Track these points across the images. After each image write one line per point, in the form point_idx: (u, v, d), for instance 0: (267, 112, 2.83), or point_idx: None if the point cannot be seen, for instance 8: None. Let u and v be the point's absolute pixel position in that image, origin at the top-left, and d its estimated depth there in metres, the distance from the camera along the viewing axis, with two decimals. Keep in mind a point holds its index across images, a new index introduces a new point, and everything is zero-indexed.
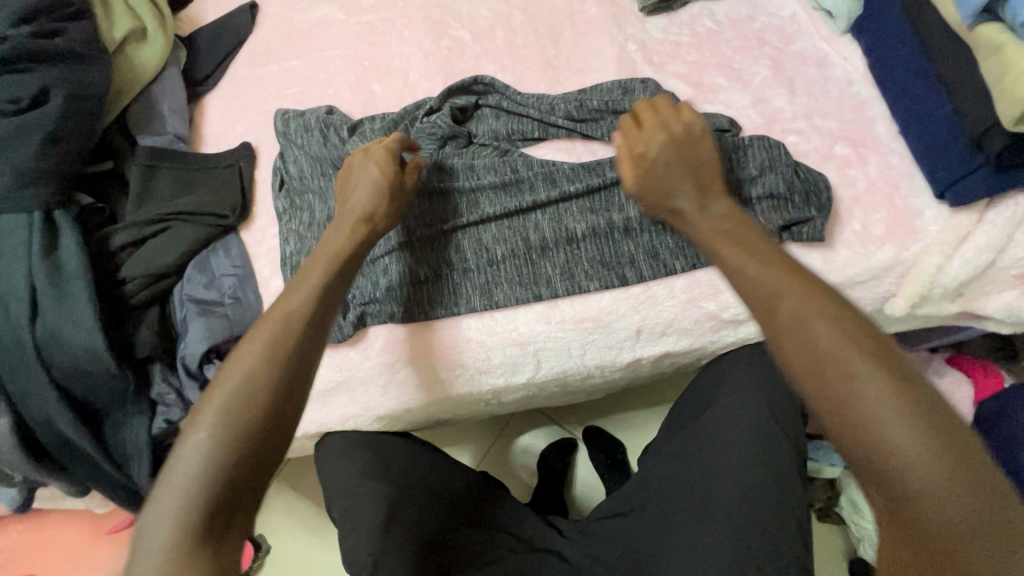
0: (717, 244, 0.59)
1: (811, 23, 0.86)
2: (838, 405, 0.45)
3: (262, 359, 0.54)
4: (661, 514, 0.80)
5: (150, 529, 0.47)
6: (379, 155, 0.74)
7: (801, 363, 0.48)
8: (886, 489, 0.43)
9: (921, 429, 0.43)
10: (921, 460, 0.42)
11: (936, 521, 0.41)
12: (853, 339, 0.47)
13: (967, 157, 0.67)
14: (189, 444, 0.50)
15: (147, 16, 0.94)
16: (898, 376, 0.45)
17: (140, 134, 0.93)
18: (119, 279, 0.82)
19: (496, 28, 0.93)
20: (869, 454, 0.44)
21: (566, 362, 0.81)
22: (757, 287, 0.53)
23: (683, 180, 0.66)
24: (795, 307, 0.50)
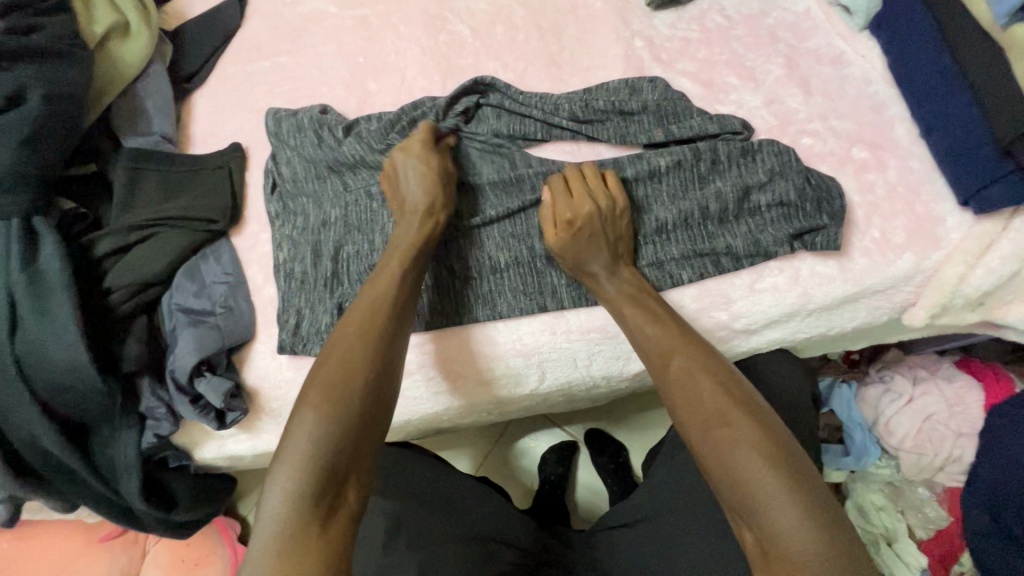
0: (621, 306, 0.67)
1: (826, 19, 0.83)
2: (716, 449, 0.55)
3: (362, 347, 0.63)
4: (668, 528, 0.79)
5: (271, 498, 0.55)
6: (417, 146, 0.75)
7: (688, 413, 0.59)
8: (755, 523, 0.52)
9: (777, 467, 0.52)
10: (777, 495, 0.51)
11: (789, 553, 0.49)
12: (727, 395, 0.58)
13: (994, 163, 0.64)
14: (306, 420, 0.58)
15: (130, 11, 0.89)
16: (762, 427, 0.55)
17: (125, 134, 0.89)
18: (104, 288, 0.78)
19: (497, 23, 0.90)
20: (735, 490, 0.53)
21: (571, 373, 0.78)
22: (654, 347, 0.64)
23: (597, 250, 0.69)
24: (683, 363, 0.61)
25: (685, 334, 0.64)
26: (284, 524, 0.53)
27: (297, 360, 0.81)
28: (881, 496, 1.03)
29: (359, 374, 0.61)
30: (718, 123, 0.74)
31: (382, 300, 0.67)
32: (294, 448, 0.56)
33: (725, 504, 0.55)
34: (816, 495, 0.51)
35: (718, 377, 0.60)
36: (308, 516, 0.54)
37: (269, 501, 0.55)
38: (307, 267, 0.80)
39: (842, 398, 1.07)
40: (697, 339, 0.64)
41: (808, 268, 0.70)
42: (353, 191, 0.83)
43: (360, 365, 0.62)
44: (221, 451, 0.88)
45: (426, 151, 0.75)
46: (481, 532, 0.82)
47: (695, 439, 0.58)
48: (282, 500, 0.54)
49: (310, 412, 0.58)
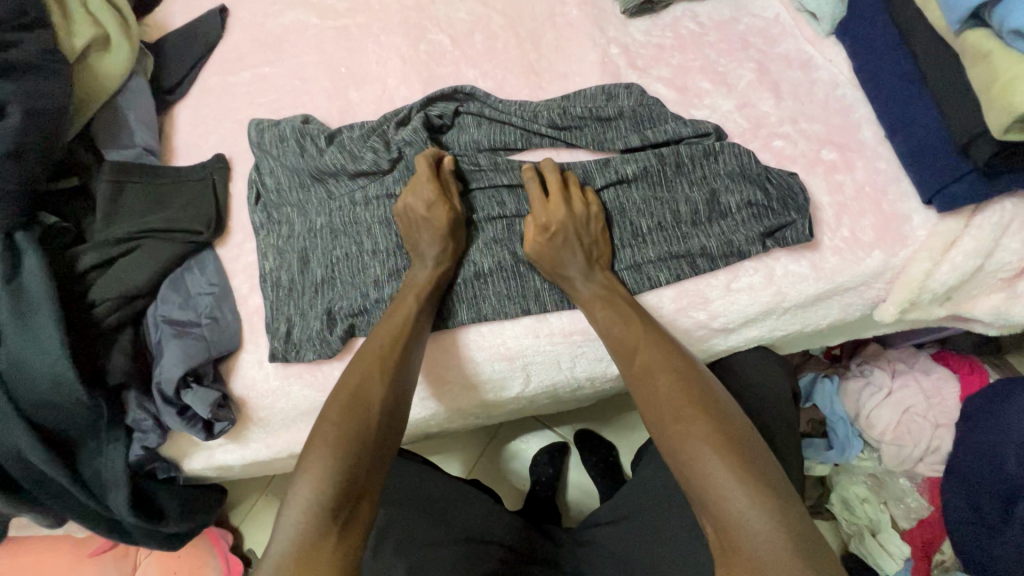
0: (591, 304, 0.69)
1: (795, 24, 0.85)
2: (675, 445, 0.57)
3: (374, 368, 0.66)
4: (652, 525, 0.79)
5: (288, 508, 0.57)
6: (427, 189, 0.74)
7: (651, 410, 0.61)
8: (715, 518, 0.53)
9: (732, 461, 0.54)
10: (732, 490, 0.53)
11: (742, 545, 0.51)
12: (684, 392, 0.60)
13: (955, 163, 0.66)
14: (324, 436, 0.60)
15: (109, 24, 0.89)
16: (720, 424, 0.57)
17: (106, 148, 0.89)
18: (88, 301, 0.78)
19: (475, 32, 0.91)
20: (694, 485, 0.55)
21: (555, 375, 0.80)
22: (622, 341, 0.66)
23: (568, 254, 0.70)
24: (646, 360, 0.64)
25: (651, 332, 0.66)
26: (297, 538, 0.54)
27: (282, 370, 0.81)
28: (864, 487, 1.05)
29: (373, 400, 0.64)
30: (691, 126, 0.76)
31: (401, 328, 0.69)
32: (315, 463, 0.58)
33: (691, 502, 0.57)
34: (774, 493, 0.53)
35: (682, 375, 0.62)
36: (325, 528, 0.55)
37: (288, 514, 0.56)
38: (294, 275, 0.82)
39: (824, 393, 1.08)
40: (665, 336, 0.66)
41: (782, 267, 0.72)
42: (337, 199, 0.84)
43: (377, 394, 0.64)
44: (210, 462, 0.89)
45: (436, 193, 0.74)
46: (473, 534, 0.83)
47: (658, 436, 0.60)
48: (301, 506, 0.56)
49: (331, 429, 0.61)
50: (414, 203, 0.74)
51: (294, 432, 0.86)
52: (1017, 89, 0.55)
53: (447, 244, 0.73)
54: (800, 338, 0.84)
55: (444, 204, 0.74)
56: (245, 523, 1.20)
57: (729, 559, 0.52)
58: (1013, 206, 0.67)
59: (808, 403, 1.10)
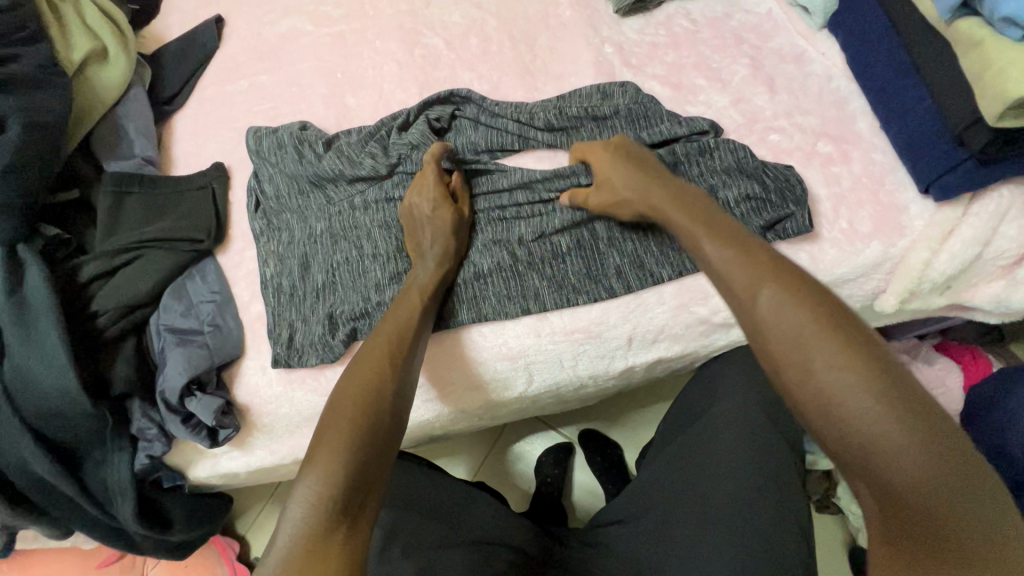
0: (693, 230, 0.59)
1: (787, 19, 0.85)
2: (823, 398, 0.46)
3: (383, 363, 0.66)
4: (659, 525, 0.78)
5: (296, 503, 0.55)
6: (434, 190, 0.75)
7: (784, 355, 0.49)
8: (876, 482, 0.44)
9: (900, 414, 0.44)
10: (910, 457, 0.43)
11: (911, 509, 0.43)
12: (829, 330, 0.47)
13: (950, 153, 0.66)
14: (336, 430, 0.60)
15: (107, 37, 0.90)
16: (878, 365, 0.46)
17: (106, 159, 0.90)
18: (90, 311, 0.78)
19: (470, 35, 0.91)
20: (854, 452, 0.44)
21: (558, 374, 0.80)
22: (737, 278, 0.53)
23: (647, 185, 0.67)
24: (772, 294, 0.50)
25: (771, 265, 0.53)
26: (306, 531, 0.53)
27: (285, 376, 0.82)
28: None
29: (385, 395, 0.64)
30: (687, 125, 0.76)
31: (408, 324, 0.70)
32: (327, 456, 0.57)
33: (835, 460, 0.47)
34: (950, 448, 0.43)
35: (823, 308, 0.49)
36: (335, 523, 0.54)
37: (292, 509, 0.55)
38: (295, 280, 0.83)
39: None
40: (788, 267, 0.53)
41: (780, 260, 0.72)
42: (336, 204, 0.84)
43: (386, 389, 0.64)
44: (215, 469, 0.89)
45: (442, 196, 0.75)
46: (480, 536, 0.83)
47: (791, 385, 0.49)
48: (307, 499, 0.54)
49: (344, 422, 0.60)
50: (420, 204, 0.76)
51: (298, 438, 0.86)
52: (1009, 76, 0.55)
53: (450, 246, 0.74)
54: None
55: (450, 207, 0.75)
56: (252, 532, 1.19)
57: (891, 519, 0.44)
58: (1009, 194, 0.67)
59: None
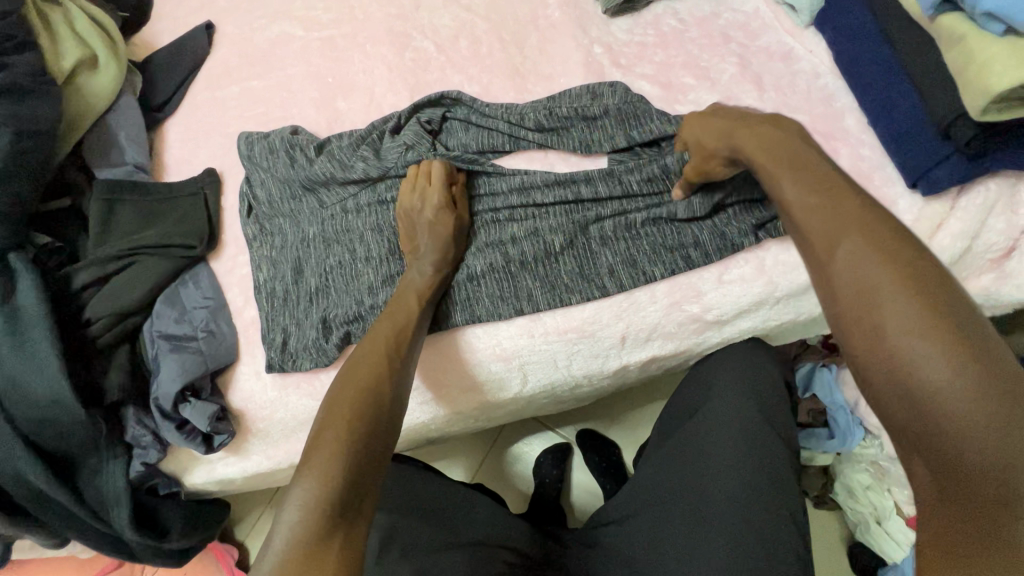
0: (776, 172, 0.57)
1: (774, 17, 0.85)
2: (889, 358, 0.45)
3: (380, 365, 0.66)
4: (656, 523, 0.77)
5: (291, 506, 0.55)
6: (436, 194, 0.75)
7: (854, 311, 0.48)
8: (931, 451, 0.43)
9: (969, 384, 0.42)
10: (968, 427, 0.42)
11: (968, 482, 0.42)
12: (908, 291, 0.46)
13: (936, 148, 0.67)
14: (333, 432, 0.59)
15: (96, 44, 0.90)
16: (955, 332, 0.44)
17: (97, 166, 0.90)
18: (83, 319, 0.78)
19: (460, 37, 0.92)
20: (910, 414, 0.44)
21: (552, 375, 0.80)
22: (815, 231, 0.52)
23: (738, 132, 0.63)
24: (850, 250, 0.49)
25: (854, 215, 0.51)
26: (302, 533, 0.53)
27: (279, 381, 0.82)
28: (868, 476, 1.05)
29: (383, 397, 0.64)
30: (676, 124, 0.76)
31: (404, 327, 0.70)
32: (323, 458, 0.57)
33: (889, 425, 0.47)
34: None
35: (908, 267, 0.47)
36: (331, 526, 0.54)
37: (287, 512, 0.55)
38: (288, 285, 0.83)
39: (822, 382, 1.08)
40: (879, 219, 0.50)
41: (771, 257, 0.73)
42: (329, 207, 0.84)
43: (384, 392, 0.64)
44: (212, 476, 0.88)
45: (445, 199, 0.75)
46: (478, 537, 0.83)
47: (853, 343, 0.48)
48: (303, 502, 0.54)
49: (341, 425, 0.60)
50: (420, 207, 0.76)
51: (293, 443, 0.86)
52: (992, 70, 0.55)
53: (447, 248, 0.75)
54: (795, 327, 0.84)
55: (451, 212, 0.75)
56: (251, 538, 1.19)
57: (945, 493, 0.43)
58: (996, 187, 0.68)
59: (807, 393, 1.10)
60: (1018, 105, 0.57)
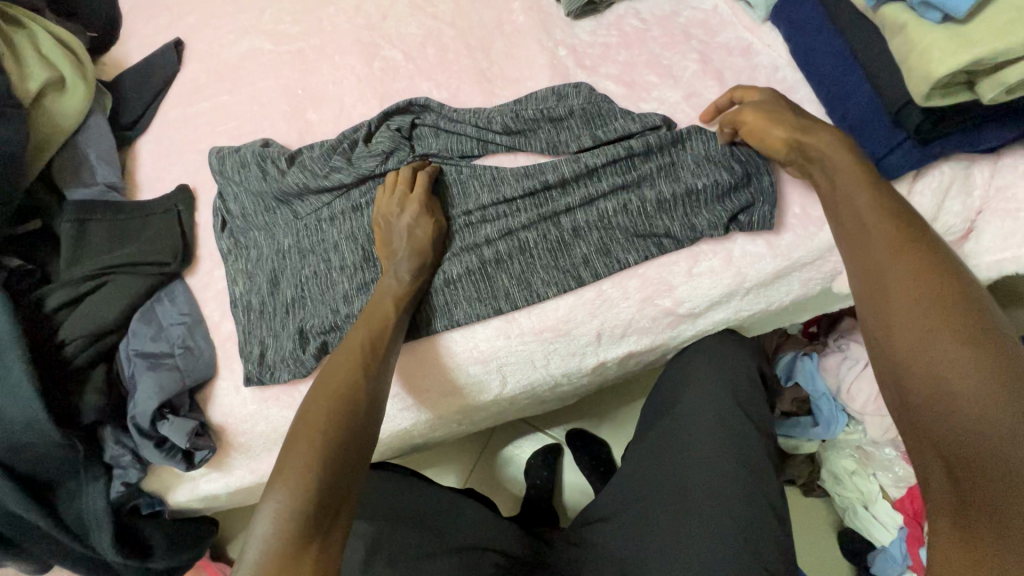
0: (838, 184, 0.64)
1: (732, 13, 0.87)
2: (927, 365, 0.52)
3: (355, 372, 0.66)
4: (640, 518, 0.77)
5: (264, 516, 0.56)
6: (415, 204, 0.75)
7: (903, 322, 0.55)
8: (953, 451, 0.49)
9: (999, 397, 0.48)
10: (997, 434, 0.47)
11: (987, 478, 0.46)
12: (947, 309, 0.53)
13: (889, 134, 0.68)
14: (306, 444, 0.59)
15: (63, 65, 0.90)
16: (991, 348, 0.51)
17: (68, 188, 0.89)
18: (58, 341, 0.78)
19: (427, 45, 0.92)
20: (942, 417, 0.50)
21: (531, 374, 0.80)
22: (876, 244, 0.59)
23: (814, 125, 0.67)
24: (900, 269, 0.57)
25: (913, 243, 0.58)
26: (278, 544, 0.53)
27: (259, 394, 0.81)
28: (852, 461, 1.06)
29: (360, 403, 0.64)
30: (640, 122, 0.77)
31: (379, 333, 0.70)
32: (297, 469, 0.57)
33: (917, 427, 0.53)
34: None
35: (952, 291, 0.54)
36: (305, 536, 0.54)
37: (262, 522, 0.55)
38: (264, 296, 0.83)
39: (805, 372, 1.07)
40: (938, 250, 0.57)
41: (739, 248, 0.75)
42: (303, 218, 0.84)
43: (359, 399, 0.64)
44: (195, 493, 0.88)
45: (422, 206, 0.76)
46: (465, 541, 0.83)
47: (894, 348, 0.55)
48: (276, 511, 0.55)
49: (315, 435, 0.60)
50: (398, 213, 0.76)
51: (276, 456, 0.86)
52: (932, 57, 0.56)
53: (423, 250, 0.75)
54: (768, 318, 0.85)
55: (431, 219, 0.76)
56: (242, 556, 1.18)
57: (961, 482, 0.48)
58: (950, 170, 0.70)
59: (790, 382, 1.09)
60: (960, 90, 0.59)
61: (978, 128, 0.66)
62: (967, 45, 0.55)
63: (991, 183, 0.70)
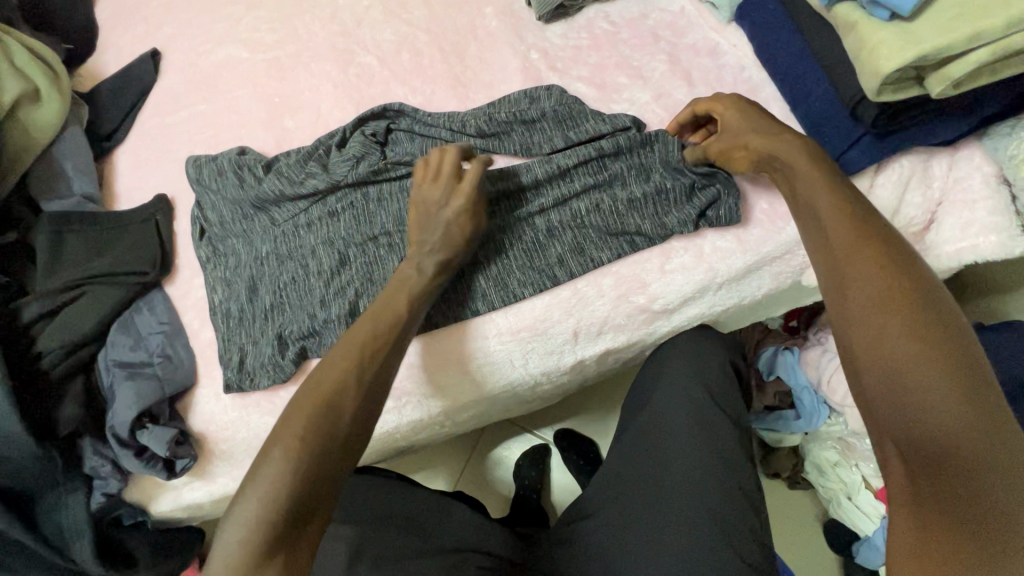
0: (802, 179, 0.64)
1: (699, 15, 0.89)
2: (885, 362, 0.52)
3: (344, 377, 0.64)
4: (620, 514, 0.78)
5: (235, 522, 0.56)
6: (461, 198, 0.72)
7: (863, 318, 0.55)
8: (911, 447, 0.50)
9: (952, 392, 0.49)
10: (947, 431, 0.48)
11: (939, 475, 0.48)
12: (905, 304, 0.54)
13: (849, 130, 0.70)
14: (281, 452, 0.58)
15: (37, 77, 0.89)
16: (945, 343, 0.51)
17: (44, 199, 0.89)
18: (35, 353, 0.77)
19: (402, 51, 0.93)
20: (901, 414, 0.51)
21: (511, 374, 0.81)
22: (836, 242, 0.59)
23: (786, 140, 0.66)
24: (859, 266, 0.57)
25: (871, 240, 0.58)
26: (246, 551, 0.54)
27: (239, 401, 0.82)
28: (835, 453, 1.05)
29: (345, 409, 0.62)
30: (610, 123, 0.79)
31: (371, 336, 0.67)
32: (269, 477, 0.57)
33: (878, 424, 0.53)
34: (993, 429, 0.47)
35: (909, 287, 0.54)
36: (272, 545, 0.55)
37: (229, 531, 0.56)
38: (243, 303, 0.83)
39: (786, 365, 1.09)
40: (897, 247, 0.57)
41: (709, 244, 0.76)
42: (280, 225, 0.85)
43: (344, 407, 0.62)
44: (178, 502, 0.87)
45: (465, 203, 0.72)
46: (451, 543, 0.84)
47: (853, 345, 0.55)
48: (244, 522, 0.55)
49: (291, 442, 0.59)
50: (439, 203, 0.73)
51: None
52: (881, 54, 0.58)
53: (457, 248, 0.72)
54: (741, 313, 0.87)
55: (472, 217, 0.73)
56: None
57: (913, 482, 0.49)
58: (909, 163, 0.72)
59: (771, 376, 1.11)
60: (911, 85, 0.61)
61: (933, 122, 0.68)
62: (913, 42, 0.57)
63: (948, 175, 0.73)
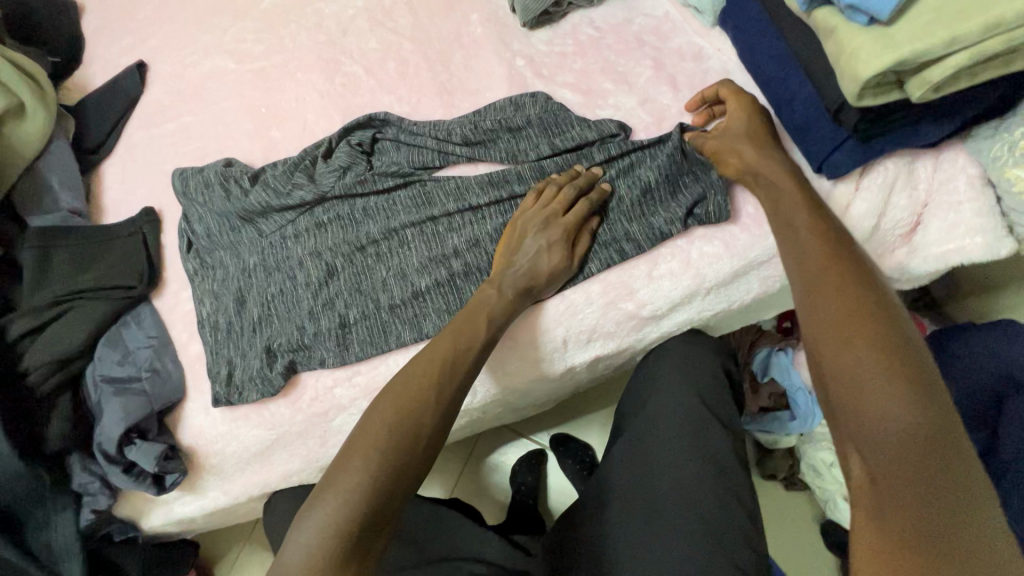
0: (779, 199, 0.67)
1: (683, 19, 0.89)
2: (847, 372, 0.52)
3: (432, 393, 0.63)
4: (613, 520, 0.76)
5: (308, 527, 0.55)
6: (558, 229, 0.72)
7: (830, 328, 0.55)
8: (869, 454, 0.49)
9: (908, 401, 0.48)
10: (908, 440, 0.47)
11: (896, 483, 0.46)
12: (869, 318, 0.54)
13: (832, 133, 0.70)
14: (364, 458, 0.58)
15: (21, 90, 0.88)
16: (904, 355, 0.51)
17: (30, 214, 0.89)
18: (21, 370, 0.77)
19: (387, 60, 0.93)
20: (860, 421, 0.50)
21: (501, 385, 0.81)
22: (809, 260, 0.60)
23: (772, 153, 0.70)
24: (824, 281, 0.58)
25: (839, 260, 0.59)
26: (319, 559, 0.53)
27: (228, 414, 0.81)
28: (829, 453, 1.05)
29: (426, 423, 0.62)
30: (595, 129, 0.79)
31: (460, 355, 0.66)
32: (349, 484, 0.56)
33: (840, 433, 0.52)
34: (942, 440, 0.47)
35: (872, 303, 0.55)
36: (341, 557, 0.53)
37: (303, 536, 0.54)
38: (231, 316, 0.82)
39: (780, 366, 1.11)
40: (864, 269, 0.58)
41: (697, 249, 0.76)
42: (267, 236, 0.84)
43: (427, 421, 0.62)
44: (169, 516, 0.87)
45: (560, 235, 0.72)
46: (444, 552, 0.83)
47: (819, 355, 0.55)
48: (323, 527, 0.54)
49: (373, 451, 0.59)
50: (536, 229, 0.72)
51: (250, 475, 0.86)
52: (859, 59, 0.58)
53: (545, 279, 0.72)
54: (731, 317, 0.87)
55: (563, 251, 0.73)
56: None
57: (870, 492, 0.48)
58: (894, 165, 0.72)
59: (766, 377, 1.12)
60: (891, 89, 0.61)
61: (916, 124, 0.68)
62: (891, 46, 0.57)
63: (933, 177, 0.73)
